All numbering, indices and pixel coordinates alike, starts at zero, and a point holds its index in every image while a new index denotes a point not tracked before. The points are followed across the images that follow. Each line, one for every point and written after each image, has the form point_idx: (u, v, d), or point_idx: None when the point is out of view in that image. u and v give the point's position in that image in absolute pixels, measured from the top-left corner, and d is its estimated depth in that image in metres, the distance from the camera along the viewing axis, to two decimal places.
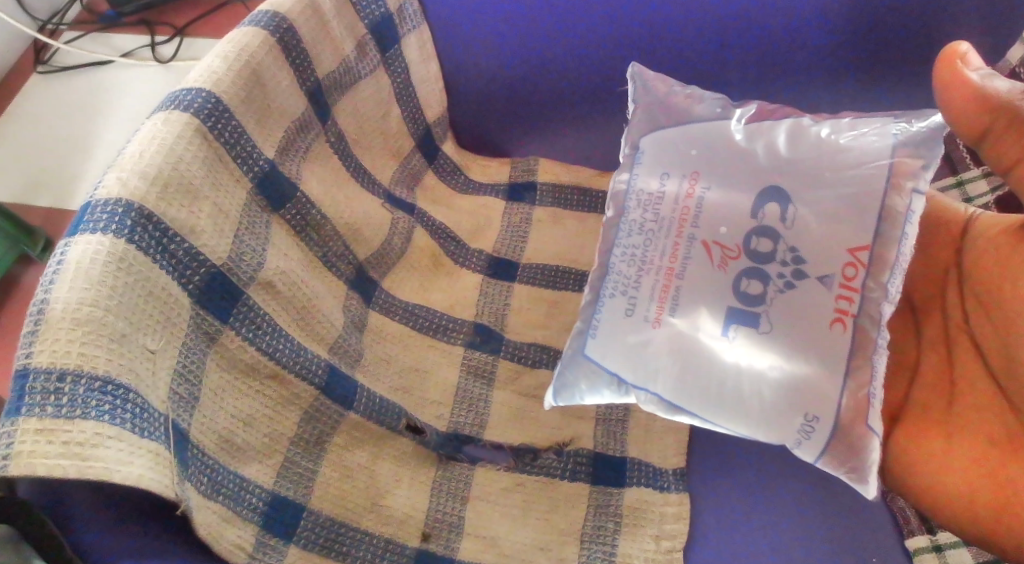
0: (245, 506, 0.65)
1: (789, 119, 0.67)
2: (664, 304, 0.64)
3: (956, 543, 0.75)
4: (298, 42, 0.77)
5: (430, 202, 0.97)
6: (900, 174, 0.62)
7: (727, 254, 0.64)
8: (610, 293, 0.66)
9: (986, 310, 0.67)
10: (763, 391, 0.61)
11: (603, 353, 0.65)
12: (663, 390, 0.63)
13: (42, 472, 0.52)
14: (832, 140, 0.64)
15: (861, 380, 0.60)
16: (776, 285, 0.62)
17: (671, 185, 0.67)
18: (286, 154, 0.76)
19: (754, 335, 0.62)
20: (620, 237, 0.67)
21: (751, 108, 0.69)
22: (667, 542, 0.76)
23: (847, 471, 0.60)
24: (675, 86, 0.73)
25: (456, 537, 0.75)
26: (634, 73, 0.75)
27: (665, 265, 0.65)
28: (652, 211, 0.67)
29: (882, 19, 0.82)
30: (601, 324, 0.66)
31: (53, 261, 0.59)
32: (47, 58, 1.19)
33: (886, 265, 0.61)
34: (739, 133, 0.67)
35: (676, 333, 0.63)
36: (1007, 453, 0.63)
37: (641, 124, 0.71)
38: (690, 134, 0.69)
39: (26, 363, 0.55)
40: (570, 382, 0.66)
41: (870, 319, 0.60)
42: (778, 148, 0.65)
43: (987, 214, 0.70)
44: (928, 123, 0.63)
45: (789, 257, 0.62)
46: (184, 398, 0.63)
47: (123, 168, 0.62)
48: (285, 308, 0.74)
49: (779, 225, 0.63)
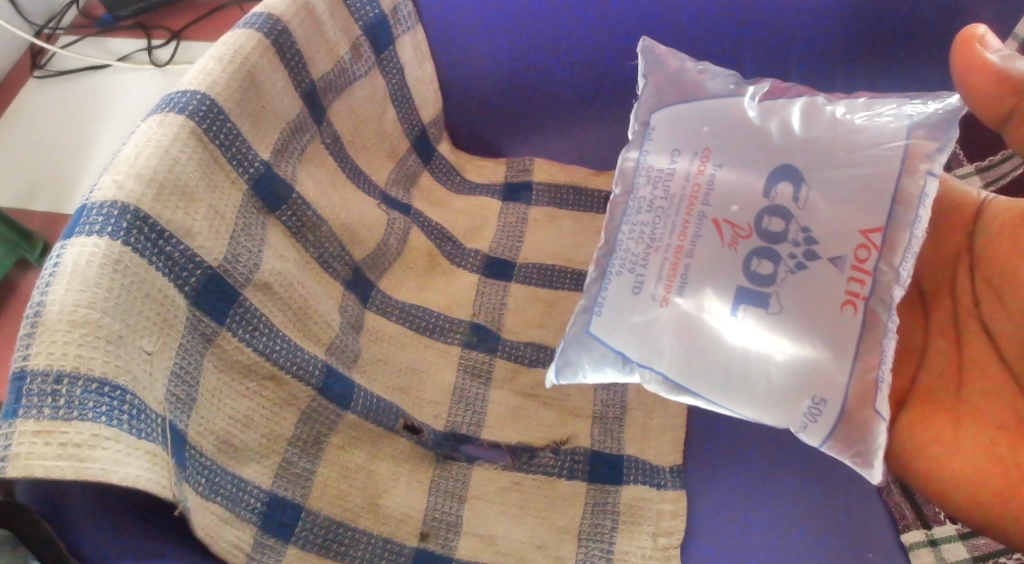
0: (244, 506, 0.66)
1: (803, 98, 0.68)
2: (672, 283, 0.64)
3: (949, 537, 0.76)
4: (293, 44, 0.77)
5: (426, 203, 0.97)
6: (914, 156, 0.63)
7: (738, 233, 0.64)
8: (617, 271, 0.66)
9: (999, 298, 0.68)
10: (771, 372, 0.61)
11: (607, 331, 0.65)
12: (668, 369, 0.63)
13: (40, 473, 0.52)
14: (847, 120, 0.65)
15: (870, 363, 0.60)
16: (787, 266, 0.62)
17: (681, 164, 0.67)
18: (282, 155, 0.77)
19: (764, 316, 0.61)
20: (629, 213, 0.68)
21: (763, 87, 0.70)
22: (664, 538, 0.77)
23: (853, 455, 0.61)
24: (685, 62, 0.73)
25: (455, 536, 0.76)
26: (646, 47, 0.75)
27: (674, 243, 0.65)
28: (662, 188, 0.67)
29: (874, 16, 0.82)
30: (607, 301, 0.66)
31: (49, 265, 0.59)
32: (44, 63, 1.19)
33: (899, 248, 0.61)
34: (753, 110, 0.67)
35: (682, 314, 0.63)
36: (1015, 440, 0.64)
37: (651, 100, 0.71)
38: (702, 110, 0.69)
39: (23, 364, 0.55)
40: (572, 360, 0.67)
41: (881, 302, 0.61)
42: (792, 127, 0.66)
43: (998, 200, 0.71)
44: (944, 105, 0.65)
45: (801, 237, 0.63)
46: (182, 398, 0.63)
47: (118, 171, 0.62)
48: (283, 309, 0.74)
49: (791, 205, 0.63)
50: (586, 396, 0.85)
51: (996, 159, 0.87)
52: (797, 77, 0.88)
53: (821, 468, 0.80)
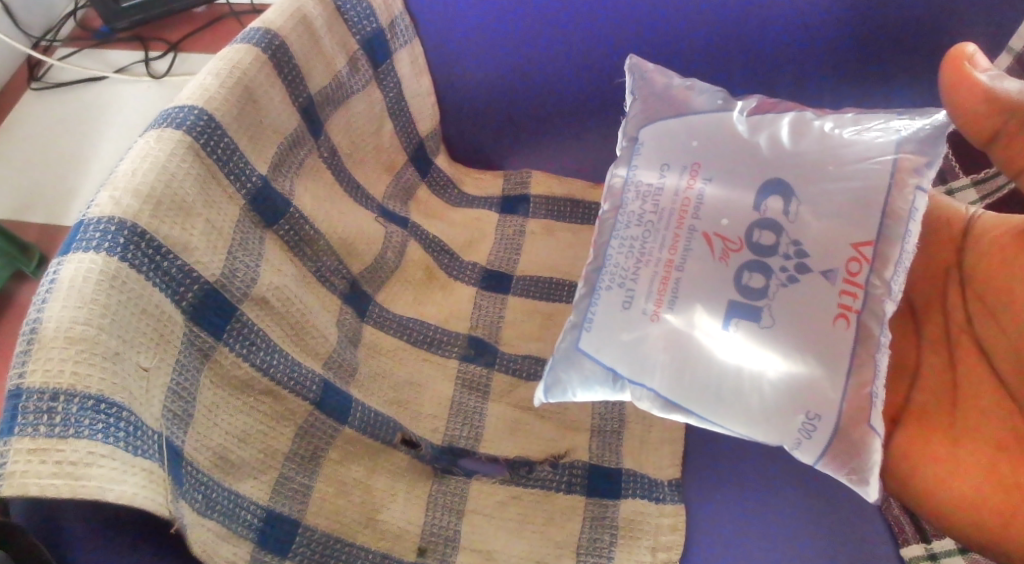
0: (240, 523, 0.65)
1: (791, 113, 0.68)
2: (663, 299, 0.63)
3: (950, 552, 0.76)
4: (290, 59, 0.77)
5: (424, 216, 0.97)
6: (903, 170, 0.63)
7: (728, 247, 0.64)
8: (606, 286, 0.66)
9: (991, 314, 0.68)
10: (763, 388, 0.61)
11: (597, 347, 0.64)
12: (659, 386, 0.63)
13: (35, 492, 0.52)
14: (836, 135, 0.65)
15: (864, 377, 0.60)
16: (778, 279, 0.62)
17: (671, 179, 0.67)
18: (279, 170, 0.77)
19: (754, 330, 0.61)
20: (619, 228, 0.67)
21: (751, 102, 0.70)
22: (663, 553, 0.76)
23: (848, 473, 0.61)
24: (673, 78, 0.73)
25: (452, 551, 0.75)
26: (633, 65, 0.75)
27: (664, 258, 0.65)
28: (652, 203, 0.67)
29: (872, 32, 0.82)
30: (596, 317, 0.65)
31: (46, 280, 0.59)
32: (41, 75, 1.19)
33: (890, 262, 0.61)
34: (741, 124, 0.68)
35: (672, 330, 0.63)
36: (1017, 458, 0.63)
37: (641, 115, 0.72)
38: (691, 125, 0.69)
39: (18, 383, 0.55)
40: (561, 379, 0.66)
41: (873, 317, 0.61)
42: (781, 141, 0.66)
43: (988, 214, 0.71)
44: (930, 120, 0.65)
45: (792, 251, 0.63)
46: (178, 415, 0.62)
47: (116, 186, 0.62)
48: (280, 324, 0.74)
49: (782, 219, 0.63)
50: (584, 410, 0.85)
51: (991, 173, 0.86)
52: (793, 91, 0.89)
53: (818, 480, 0.80)
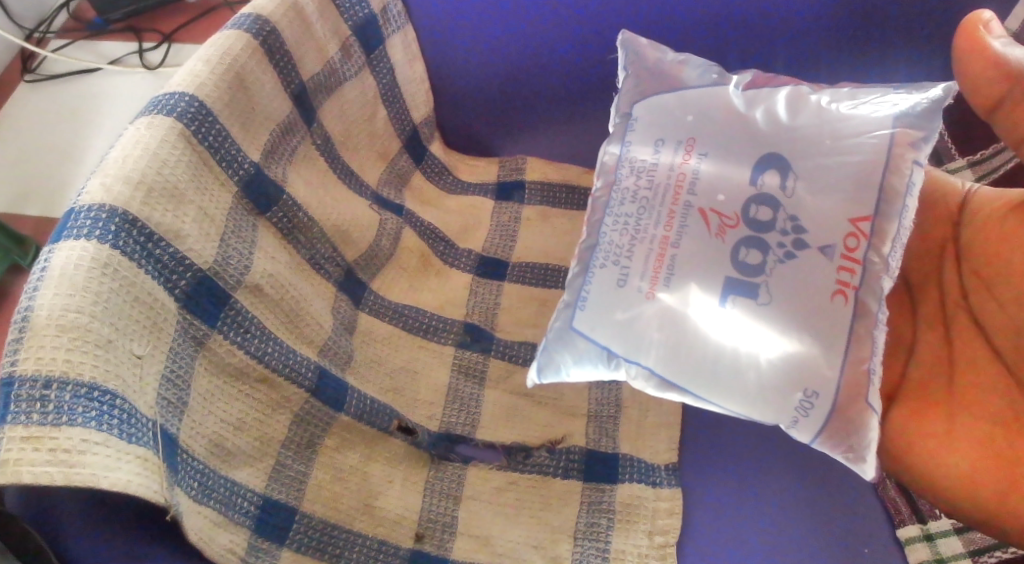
0: (238, 510, 0.65)
1: (788, 87, 0.67)
2: (658, 277, 0.63)
3: (945, 532, 0.76)
4: (281, 45, 0.77)
5: (419, 203, 0.97)
6: (901, 145, 0.63)
7: (725, 222, 0.63)
8: (601, 264, 0.66)
9: (988, 289, 0.68)
10: (760, 365, 0.60)
11: (592, 326, 0.64)
12: (654, 364, 0.63)
13: (29, 480, 0.52)
14: (832, 108, 0.65)
15: (862, 353, 0.60)
16: (775, 255, 0.62)
17: (665, 156, 0.66)
18: (273, 156, 0.77)
19: (752, 306, 0.61)
20: (612, 206, 0.67)
21: (746, 77, 0.70)
22: (660, 537, 0.76)
23: (845, 451, 0.61)
24: (666, 53, 0.73)
25: (450, 537, 0.75)
26: (625, 40, 0.75)
27: (659, 234, 0.64)
28: (646, 178, 0.66)
29: (865, 13, 0.82)
30: (591, 295, 0.65)
31: (37, 269, 0.59)
32: (36, 67, 1.18)
33: (887, 237, 0.61)
34: (738, 98, 0.67)
35: (668, 308, 0.62)
36: (1015, 433, 0.63)
37: (634, 91, 0.71)
38: (685, 101, 0.68)
39: (10, 371, 0.55)
40: (556, 358, 0.66)
41: (871, 292, 0.61)
42: (777, 114, 0.65)
43: (985, 189, 0.71)
44: (927, 95, 0.64)
45: (789, 226, 0.62)
46: (173, 402, 0.62)
47: (106, 174, 0.62)
48: (274, 311, 0.74)
49: (779, 195, 0.63)
50: (580, 396, 0.85)
51: (989, 153, 0.86)
52: (786, 72, 0.88)
53: (814, 463, 0.80)
